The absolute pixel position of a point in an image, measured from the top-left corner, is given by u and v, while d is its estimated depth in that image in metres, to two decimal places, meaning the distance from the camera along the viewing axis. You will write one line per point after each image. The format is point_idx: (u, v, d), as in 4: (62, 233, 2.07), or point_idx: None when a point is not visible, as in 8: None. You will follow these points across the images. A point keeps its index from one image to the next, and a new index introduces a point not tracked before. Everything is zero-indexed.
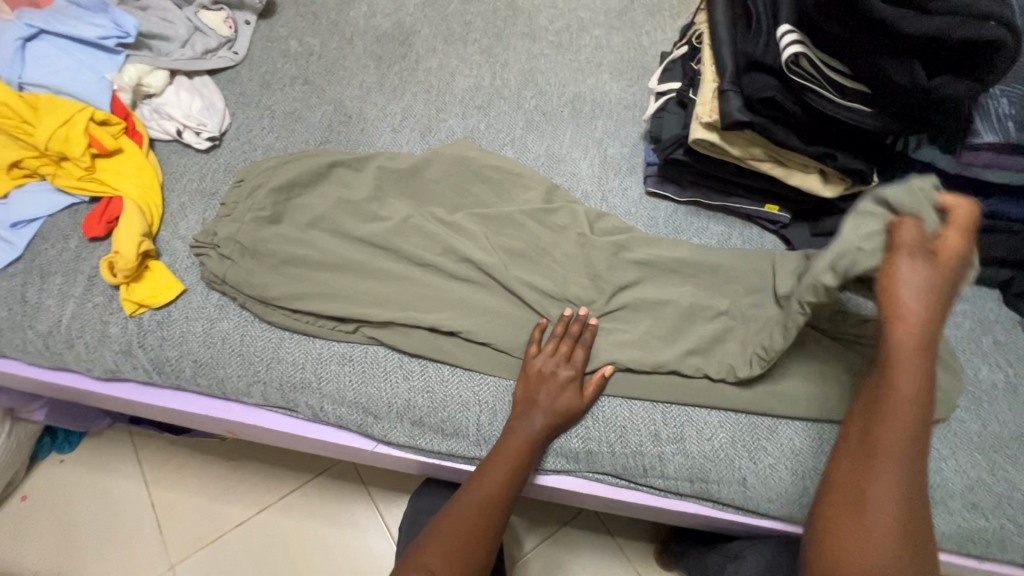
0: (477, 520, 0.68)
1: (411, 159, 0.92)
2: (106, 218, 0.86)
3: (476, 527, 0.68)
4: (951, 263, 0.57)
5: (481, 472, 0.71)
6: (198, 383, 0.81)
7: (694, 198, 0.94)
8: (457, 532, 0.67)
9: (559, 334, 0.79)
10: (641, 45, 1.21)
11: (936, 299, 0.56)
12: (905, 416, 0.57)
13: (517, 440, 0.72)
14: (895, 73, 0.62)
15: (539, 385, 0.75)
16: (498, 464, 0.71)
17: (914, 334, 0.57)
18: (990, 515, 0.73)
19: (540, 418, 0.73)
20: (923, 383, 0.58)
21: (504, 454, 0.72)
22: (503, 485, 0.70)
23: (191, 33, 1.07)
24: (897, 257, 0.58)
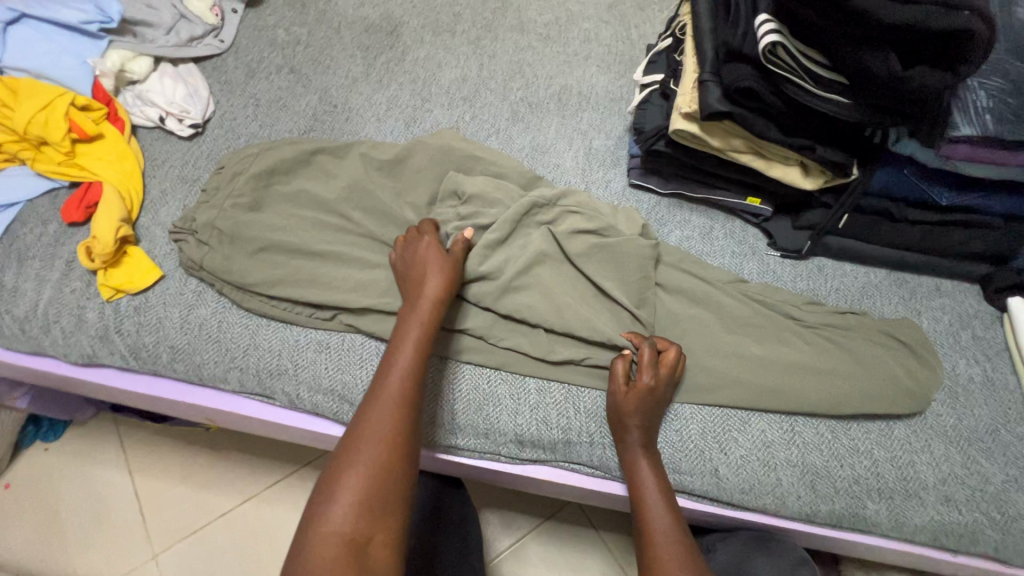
0: (392, 403, 0.63)
1: (393, 149, 0.92)
2: (85, 203, 0.86)
3: (398, 409, 0.62)
4: (663, 391, 0.74)
5: (388, 363, 0.67)
6: (175, 369, 0.81)
7: (677, 190, 0.94)
8: (376, 423, 0.61)
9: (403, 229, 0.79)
10: (629, 39, 1.20)
11: (653, 411, 0.73)
12: (663, 528, 0.66)
13: (415, 319, 0.70)
14: (873, 63, 0.62)
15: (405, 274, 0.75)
16: (405, 345, 0.68)
17: (634, 438, 0.72)
18: (963, 508, 0.73)
19: (429, 291, 0.72)
20: (666, 493, 0.69)
21: (409, 334, 0.69)
22: (413, 363, 0.66)
23: (176, 21, 1.07)
24: (620, 384, 0.74)
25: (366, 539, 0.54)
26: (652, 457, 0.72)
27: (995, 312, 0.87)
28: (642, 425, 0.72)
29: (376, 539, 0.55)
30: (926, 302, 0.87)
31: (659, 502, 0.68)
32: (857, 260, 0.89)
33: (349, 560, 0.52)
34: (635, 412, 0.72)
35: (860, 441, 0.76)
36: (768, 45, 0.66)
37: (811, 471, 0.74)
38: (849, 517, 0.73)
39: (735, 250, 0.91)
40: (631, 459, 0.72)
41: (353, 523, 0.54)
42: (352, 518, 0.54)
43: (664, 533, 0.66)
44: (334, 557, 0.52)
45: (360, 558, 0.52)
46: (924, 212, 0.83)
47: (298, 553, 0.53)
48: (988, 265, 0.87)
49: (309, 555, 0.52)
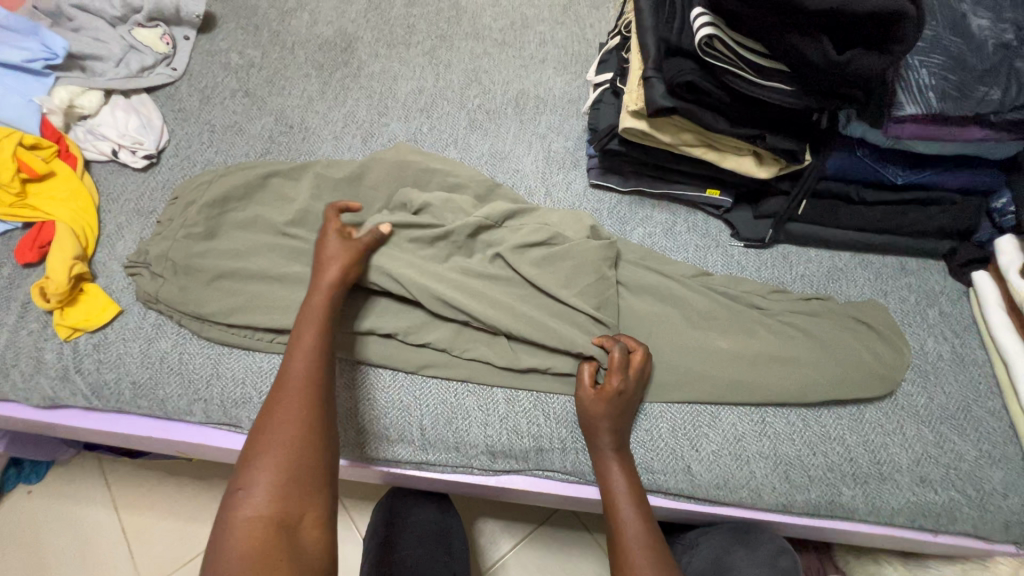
0: (302, 389, 0.62)
1: (348, 166, 0.91)
2: (38, 243, 0.84)
3: (308, 392, 0.62)
4: (632, 395, 0.73)
5: (293, 345, 0.66)
6: (138, 405, 0.79)
7: (637, 187, 0.94)
8: (288, 404, 0.61)
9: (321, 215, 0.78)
10: (585, 38, 1.20)
11: (622, 416, 0.72)
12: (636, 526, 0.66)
13: (315, 304, 0.69)
14: (807, 49, 0.62)
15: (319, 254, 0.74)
16: (308, 329, 0.67)
17: (605, 444, 0.71)
18: (939, 488, 0.72)
19: (327, 277, 0.71)
20: (639, 500, 0.69)
21: (311, 318, 0.68)
22: (318, 345, 0.66)
23: (125, 52, 1.06)
24: (586, 388, 0.73)
25: (293, 519, 0.54)
26: (625, 462, 0.71)
27: (961, 287, 0.87)
28: (612, 430, 0.72)
29: (305, 516, 0.55)
30: (892, 282, 0.86)
31: (631, 511, 0.67)
32: (820, 244, 0.89)
33: (278, 542, 0.52)
34: (605, 418, 0.71)
35: (832, 427, 0.75)
36: (703, 38, 0.66)
37: (784, 462, 0.74)
38: (826, 504, 0.72)
39: (698, 243, 0.90)
40: (604, 465, 0.71)
41: (274, 505, 0.54)
42: (272, 499, 0.54)
43: (636, 541, 0.65)
44: (261, 539, 0.52)
45: (288, 534, 0.53)
46: (879, 192, 0.83)
47: (221, 542, 0.52)
48: (950, 241, 0.87)
49: (234, 540, 0.52)
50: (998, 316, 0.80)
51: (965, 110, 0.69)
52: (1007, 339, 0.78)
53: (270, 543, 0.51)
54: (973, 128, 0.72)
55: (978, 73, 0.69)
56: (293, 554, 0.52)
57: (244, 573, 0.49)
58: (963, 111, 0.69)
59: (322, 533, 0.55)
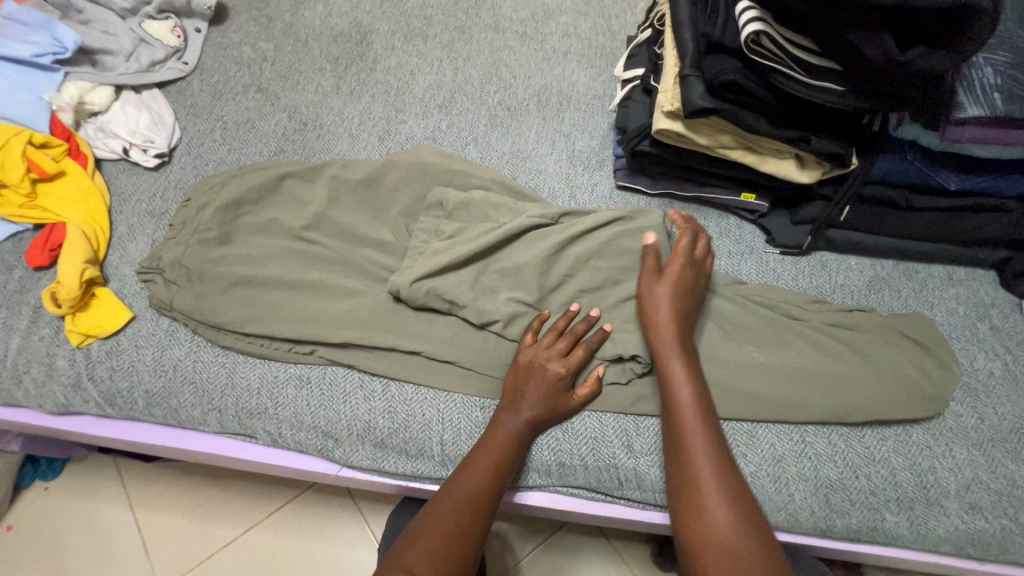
0: (464, 521, 0.63)
1: (366, 167, 0.88)
2: (49, 245, 0.82)
3: (461, 524, 0.63)
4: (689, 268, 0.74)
5: (467, 463, 0.67)
6: (152, 414, 0.77)
7: (667, 189, 0.89)
8: (446, 516, 0.63)
9: (557, 329, 0.73)
10: (610, 30, 1.15)
11: (683, 300, 0.72)
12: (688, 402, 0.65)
13: (501, 433, 0.69)
14: (866, 47, 0.57)
15: (527, 376, 0.71)
16: (484, 457, 0.67)
17: (671, 352, 0.68)
18: (990, 515, 0.68)
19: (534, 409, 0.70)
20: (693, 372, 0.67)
21: (488, 451, 0.68)
22: (491, 480, 0.66)
23: (136, 45, 1.02)
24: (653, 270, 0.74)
25: None
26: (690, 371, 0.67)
27: (1013, 300, 0.81)
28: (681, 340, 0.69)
29: None
30: (938, 293, 0.82)
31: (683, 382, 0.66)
32: (862, 253, 0.84)
33: None
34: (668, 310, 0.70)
35: (876, 449, 0.71)
36: (750, 35, 0.61)
37: (825, 485, 0.70)
38: (867, 530, 0.69)
39: (731, 249, 0.86)
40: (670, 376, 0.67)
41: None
42: None
43: (701, 452, 0.61)
44: None
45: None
46: (929, 198, 0.78)
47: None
48: (1003, 250, 0.81)
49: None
50: None
51: None
52: None
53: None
54: None
55: None
56: None
57: None
58: None
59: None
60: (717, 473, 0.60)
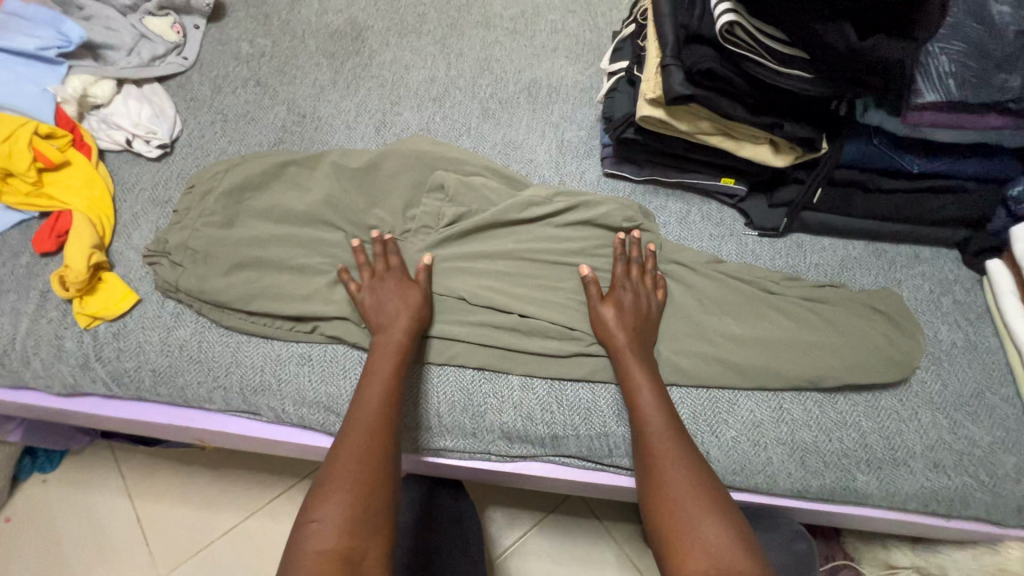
0: (365, 441, 0.64)
1: (364, 156, 0.91)
2: (56, 232, 0.85)
3: (373, 436, 0.65)
4: (636, 288, 0.79)
5: (360, 392, 0.69)
6: (159, 392, 0.80)
7: (652, 175, 0.94)
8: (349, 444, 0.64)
9: (365, 272, 0.79)
10: (596, 27, 1.20)
11: (632, 314, 0.77)
12: (653, 411, 0.69)
13: (387, 355, 0.72)
14: (830, 35, 0.62)
15: (376, 312, 0.76)
16: (378, 375, 0.70)
17: (630, 359, 0.73)
18: (953, 473, 0.73)
19: (398, 336, 0.73)
20: (656, 385, 0.72)
21: (379, 374, 0.70)
22: (382, 400, 0.68)
23: (137, 41, 1.05)
24: (593, 297, 0.79)
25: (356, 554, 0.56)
26: (647, 376, 0.72)
27: (975, 276, 0.87)
28: (635, 351, 0.74)
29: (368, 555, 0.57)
30: (905, 271, 0.87)
31: (649, 392, 0.70)
32: (834, 234, 0.89)
33: None
34: (614, 326, 0.76)
35: (847, 414, 0.76)
36: (725, 25, 0.65)
37: (801, 448, 0.74)
38: (840, 489, 0.73)
39: (713, 232, 0.90)
40: (629, 384, 0.72)
41: (343, 539, 0.57)
42: (340, 533, 0.57)
43: (664, 445, 0.66)
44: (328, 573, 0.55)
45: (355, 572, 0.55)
46: (895, 181, 0.83)
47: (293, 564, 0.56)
48: (965, 229, 0.87)
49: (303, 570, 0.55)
50: (1012, 304, 0.80)
51: (985, 98, 0.69)
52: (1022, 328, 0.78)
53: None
54: (992, 116, 0.73)
55: (996, 60, 0.69)
56: None
57: None
58: (983, 99, 0.69)
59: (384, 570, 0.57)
60: (684, 468, 0.64)
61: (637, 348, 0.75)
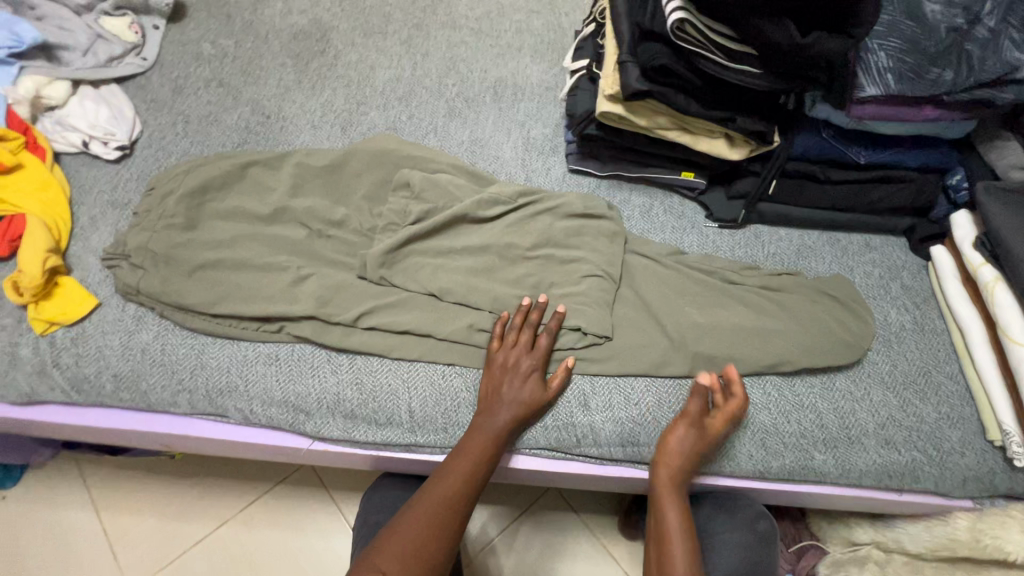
0: (433, 521, 0.67)
1: (329, 155, 0.91)
2: (8, 236, 0.82)
3: (428, 528, 0.67)
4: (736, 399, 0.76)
5: (445, 467, 0.72)
6: (120, 398, 0.79)
7: (615, 171, 0.96)
8: (416, 523, 0.67)
9: (517, 326, 0.79)
10: (560, 27, 1.22)
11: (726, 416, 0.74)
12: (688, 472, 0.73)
13: (480, 438, 0.73)
14: (773, 31, 0.64)
15: (502, 377, 0.76)
16: (457, 461, 0.72)
17: (667, 491, 0.73)
18: (903, 449, 0.77)
19: (512, 413, 0.74)
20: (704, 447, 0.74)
21: (468, 454, 0.72)
22: (464, 483, 0.70)
23: (93, 41, 1.03)
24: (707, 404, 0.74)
25: None
26: (680, 519, 0.71)
27: (921, 261, 0.91)
28: (673, 489, 0.73)
29: None
30: (857, 258, 0.91)
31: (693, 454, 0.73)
32: (790, 224, 0.93)
33: None
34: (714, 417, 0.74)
35: (804, 396, 0.79)
36: (675, 22, 0.68)
37: (761, 430, 0.77)
38: (799, 469, 0.76)
39: (675, 225, 0.93)
40: (660, 516, 0.72)
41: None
42: None
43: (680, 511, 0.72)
44: None
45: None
46: (844, 172, 0.87)
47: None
48: (910, 217, 0.91)
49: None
50: (954, 285, 0.84)
51: (921, 90, 0.73)
52: (963, 308, 0.82)
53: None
54: (929, 108, 0.77)
55: (929, 56, 0.73)
56: None
57: None
58: (919, 91, 0.73)
59: None
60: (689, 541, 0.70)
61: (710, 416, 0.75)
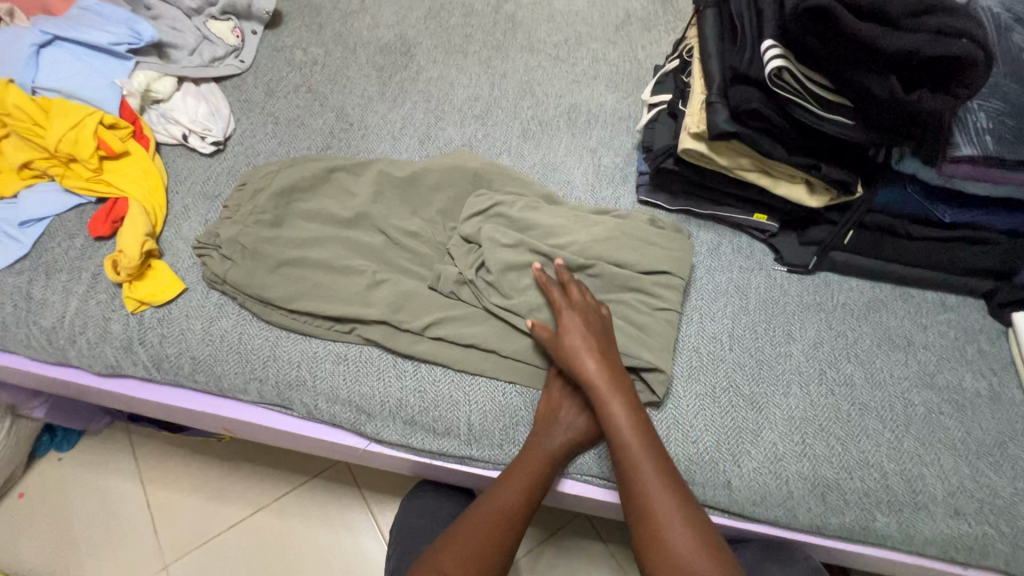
0: (493, 529, 0.70)
1: (409, 167, 0.95)
2: (111, 218, 0.88)
3: (484, 538, 0.69)
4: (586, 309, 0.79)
5: (504, 478, 0.73)
6: (196, 379, 0.83)
7: (685, 206, 0.96)
8: (477, 531, 0.70)
9: None
10: (636, 59, 1.23)
11: (593, 331, 0.77)
12: (601, 376, 0.73)
13: (538, 455, 0.74)
14: (876, 87, 0.65)
15: (560, 401, 0.77)
16: (511, 476, 0.73)
17: (609, 396, 0.73)
18: (974, 521, 0.74)
19: (572, 432, 0.75)
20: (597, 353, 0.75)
21: (526, 469, 0.73)
22: (522, 498, 0.72)
23: (199, 42, 1.11)
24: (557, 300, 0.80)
25: None
26: (632, 423, 0.71)
27: (999, 326, 0.88)
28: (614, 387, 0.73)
29: None
30: (931, 317, 0.88)
31: (591, 358, 0.74)
32: (862, 275, 0.91)
33: None
34: (575, 330, 0.76)
35: (870, 453, 0.77)
36: (773, 70, 0.69)
37: (822, 484, 0.75)
38: (859, 528, 0.74)
39: (743, 265, 0.93)
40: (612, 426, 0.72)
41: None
42: None
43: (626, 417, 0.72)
44: None
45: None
46: (926, 229, 0.85)
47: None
48: (991, 280, 0.88)
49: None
50: None
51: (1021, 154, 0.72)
52: None
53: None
54: None
55: None
56: None
57: None
58: (1019, 155, 0.72)
59: None
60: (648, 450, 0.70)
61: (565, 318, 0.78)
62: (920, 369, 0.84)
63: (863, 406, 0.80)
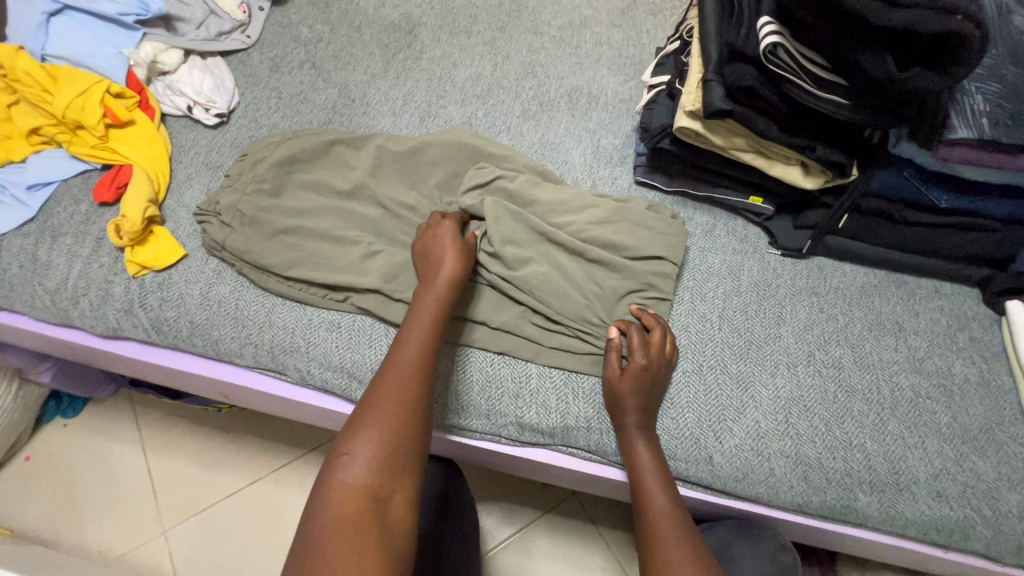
0: (407, 385, 0.65)
1: (407, 142, 0.96)
2: (116, 183, 0.90)
3: (413, 381, 0.66)
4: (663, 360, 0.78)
5: (403, 334, 0.71)
6: (193, 343, 0.85)
7: (682, 187, 0.97)
8: (394, 389, 0.65)
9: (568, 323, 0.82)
10: (640, 42, 1.23)
11: (657, 378, 0.77)
12: (632, 407, 0.75)
13: (430, 298, 0.74)
14: (869, 65, 0.64)
15: (434, 246, 0.80)
16: (419, 323, 0.72)
17: (643, 453, 0.73)
18: (956, 504, 0.74)
19: (450, 266, 0.77)
20: (646, 388, 0.76)
21: (421, 314, 0.73)
22: (425, 342, 0.70)
23: (206, 16, 1.12)
24: (634, 339, 0.78)
25: (387, 495, 0.57)
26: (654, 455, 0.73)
27: (993, 315, 0.88)
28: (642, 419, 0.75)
29: (396, 495, 0.58)
30: (924, 303, 0.88)
31: (636, 391, 0.75)
32: (856, 260, 0.91)
33: (369, 516, 0.55)
34: (642, 372, 0.76)
35: (853, 435, 0.77)
36: (767, 46, 0.69)
37: (803, 463, 0.76)
38: (840, 508, 0.74)
39: (736, 247, 0.93)
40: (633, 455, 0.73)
41: (374, 477, 0.58)
42: (371, 470, 0.58)
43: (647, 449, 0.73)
44: (355, 504, 0.55)
45: (381, 510, 0.56)
46: (921, 215, 0.85)
47: (323, 495, 0.56)
48: (988, 268, 0.88)
49: (330, 501, 0.56)
50: None
51: (1018, 138, 0.71)
52: None
53: (365, 513, 0.55)
54: None
55: None
56: (383, 525, 0.55)
57: (335, 532, 0.52)
58: (1016, 139, 0.71)
59: (408, 515, 0.58)
60: (662, 482, 0.71)
61: (643, 356, 0.77)
62: (909, 355, 0.84)
63: (850, 388, 0.81)
